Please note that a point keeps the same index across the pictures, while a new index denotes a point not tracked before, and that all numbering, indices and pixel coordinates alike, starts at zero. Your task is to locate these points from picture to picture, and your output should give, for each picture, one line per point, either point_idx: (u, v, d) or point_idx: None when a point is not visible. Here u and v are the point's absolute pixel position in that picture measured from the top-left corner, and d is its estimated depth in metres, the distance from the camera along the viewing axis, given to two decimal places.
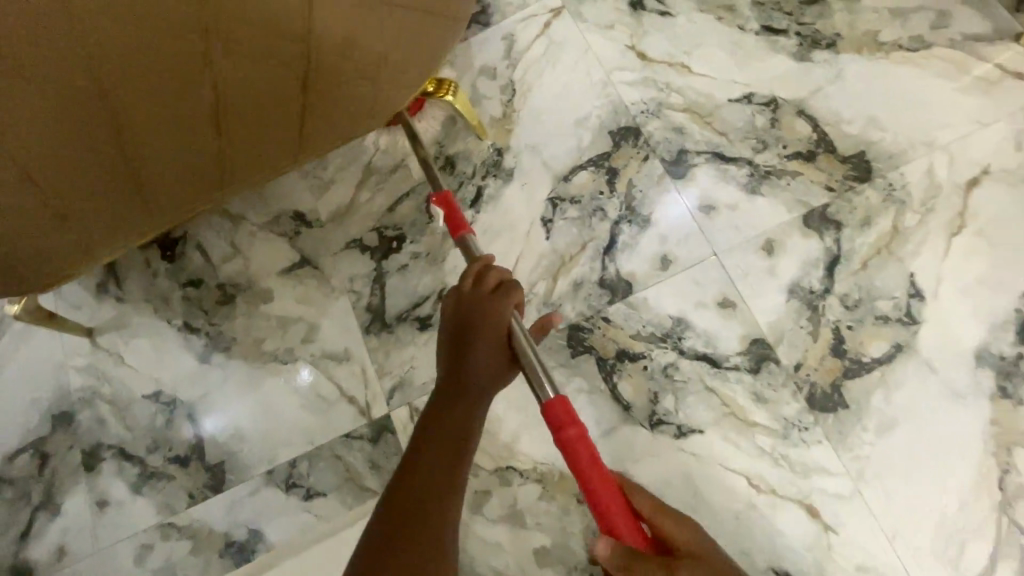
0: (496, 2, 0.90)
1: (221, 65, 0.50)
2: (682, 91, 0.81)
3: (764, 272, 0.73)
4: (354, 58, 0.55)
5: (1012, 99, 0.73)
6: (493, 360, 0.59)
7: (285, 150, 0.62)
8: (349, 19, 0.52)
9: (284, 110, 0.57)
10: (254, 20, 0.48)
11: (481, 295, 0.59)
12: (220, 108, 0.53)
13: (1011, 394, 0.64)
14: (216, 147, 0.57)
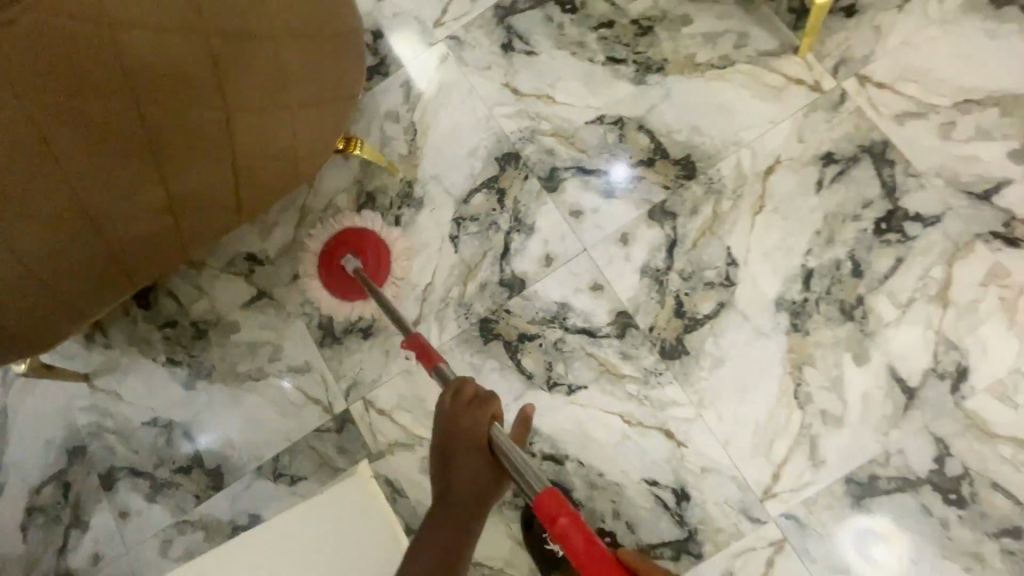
0: (392, 57, 1.07)
1: (170, 169, 0.65)
2: (549, 118, 1.00)
3: (622, 259, 0.94)
4: (271, 141, 0.74)
5: (796, 99, 0.93)
6: (477, 475, 0.64)
7: (222, 215, 0.79)
8: (263, 117, 0.70)
9: (222, 188, 0.74)
10: (192, 134, 0.64)
11: (462, 411, 0.64)
12: (171, 197, 0.69)
13: (801, 328, 0.87)
14: (170, 224, 0.73)
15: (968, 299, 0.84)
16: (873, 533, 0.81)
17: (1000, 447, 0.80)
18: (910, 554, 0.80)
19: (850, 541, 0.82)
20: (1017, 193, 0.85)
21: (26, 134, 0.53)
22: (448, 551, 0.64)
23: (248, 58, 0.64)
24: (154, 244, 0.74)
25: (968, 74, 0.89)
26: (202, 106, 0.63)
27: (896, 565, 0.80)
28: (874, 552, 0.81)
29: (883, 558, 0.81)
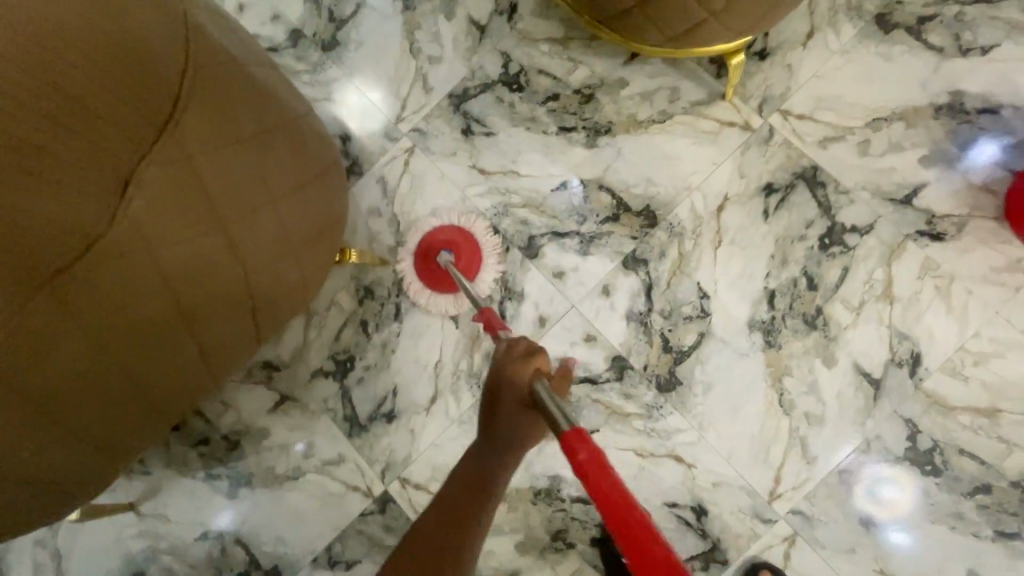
0: (363, 157, 1.16)
1: (200, 328, 0.71)
2: (517, 191, 1.10)
3: (608, 308, 1.04)
4: (284, 277, 0.79)
5: (731, 140, 1.05)
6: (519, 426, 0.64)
7: (246, 350, 0.83)
8: (275, 261, 0.76)
9: (245, 328, 0.79)
10: (217, 295, 0.70)
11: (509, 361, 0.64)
12: (201, 353, 0.74)
13: (775, 343, 0.98)
14: (204, 371, 0.77)
15: (909, 294, 0.96)
16: (881, 476, 0.93)
17: (959, 417, 0.92)
18: (914, 495, 0.92)
19: (862, 486, 0.93)
20: (932, 195, 0.98)
21: (82, 334, 0.59)
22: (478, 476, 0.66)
23: (254, 224, 0.71)
24: (187, 393, 0.78)
25: (872, 95, 1.02)
26: (222, 269, 0.68)
27: (903, 500, 0.92)
28: (885, 494, 0.92)
29: (894, 498, 0.92)
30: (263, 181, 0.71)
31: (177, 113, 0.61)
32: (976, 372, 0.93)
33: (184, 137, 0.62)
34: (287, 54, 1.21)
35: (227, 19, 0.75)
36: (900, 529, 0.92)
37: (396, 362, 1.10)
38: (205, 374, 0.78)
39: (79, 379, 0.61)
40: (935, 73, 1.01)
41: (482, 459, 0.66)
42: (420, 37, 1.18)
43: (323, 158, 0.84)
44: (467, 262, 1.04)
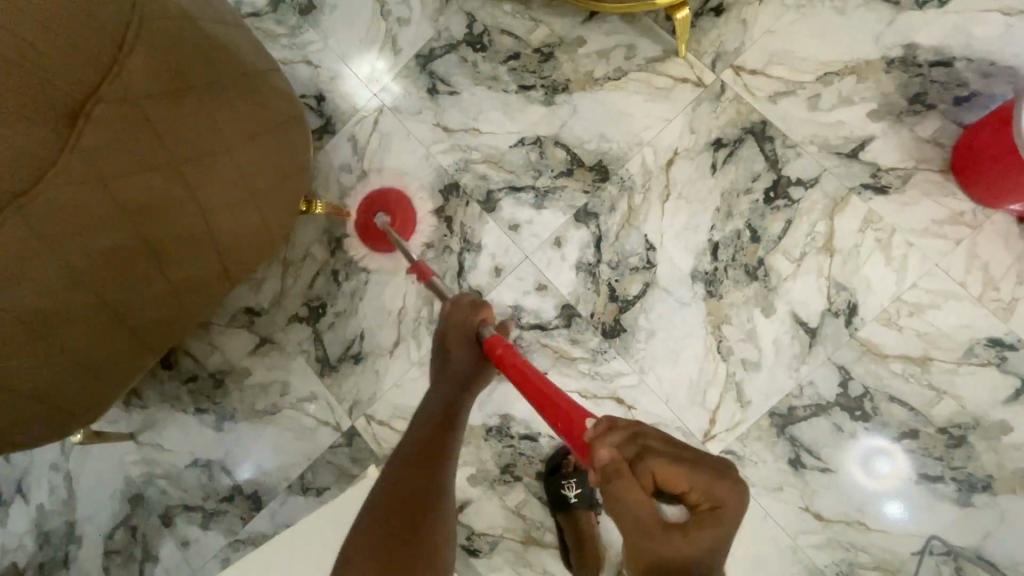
0: (336, 117, 1.23)
1: (165, 262, 0.79)
2: (478, 148, 1.15)
3: (559, 259, 1.09)
4: (244, 219, 0.88)
5: (683, 97, 1.07)
6: (466, 363, 0.80)
7: (220, 290, 0.92)
8: (232, 204, 0.84)
9: (213, 268, 0.87)
10: (175, 231, 0.78)
11: (461, 311, 0.81)
12: (171, 286, 0.83)
13: (715, 293, 1.02)
14: (178, 305, 0.86)
15: (850, 245, 0.98)
16: (876, 450, 0.95)
17: (892, 365, 0.95)
18: (906, 463, 0.94)
19: (857, 463, 0.95)
20: (878, 148, 0.99)
21: (51, 255, 0.69)
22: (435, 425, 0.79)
23: (205, 165, 0.78)
24: (166, 326, 0.88)
25: (826, 49, 1.02)
26: (178, 205, 0.77)
27: (898, 473, 0.94)
28: (879, 466, 0.94)
29: (888, 471, 0.94)
30: (212, 125, 0.78)
31: (120, 59, 0.69)
32: (911, 321, 0.95)
33: (130, 81, 0.70)
34: (267, 19, 1.28)
35: None
36: (899, 502, 0.93)
37: (364, 308, 1.18)
38: (179, 308, 0.87)
39: (53, 297, 0.71)
40: (891, 26, 1.01)
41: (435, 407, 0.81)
42: (391, 0, 1.23)
43: (282, 109, 0.91)
44: (403, 224, 1.12)
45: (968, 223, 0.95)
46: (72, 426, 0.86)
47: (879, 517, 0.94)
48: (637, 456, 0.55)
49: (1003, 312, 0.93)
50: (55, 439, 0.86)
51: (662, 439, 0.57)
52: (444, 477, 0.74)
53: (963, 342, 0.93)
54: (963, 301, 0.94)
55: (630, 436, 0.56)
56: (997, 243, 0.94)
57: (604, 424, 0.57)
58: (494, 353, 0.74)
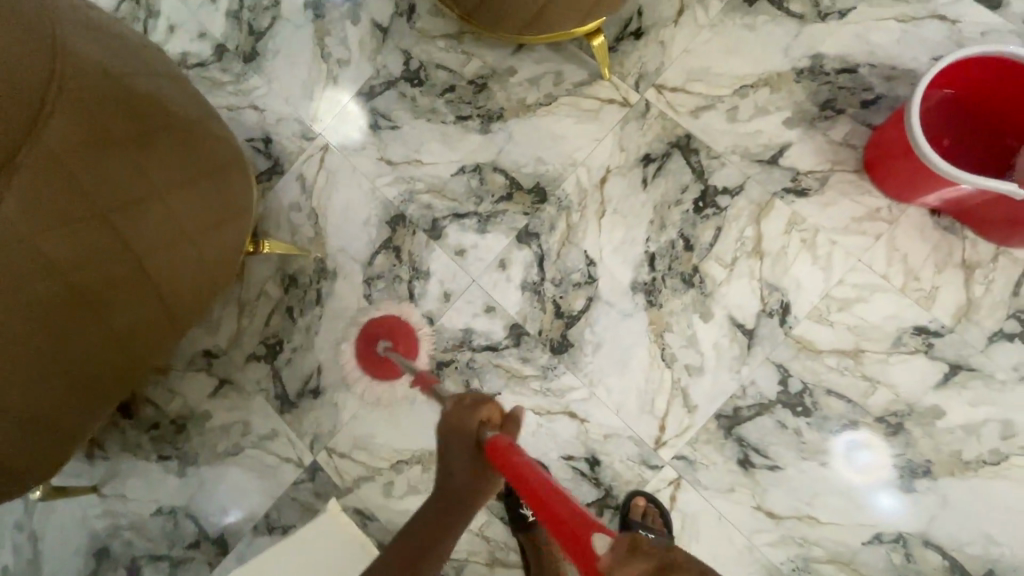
0: (283, 158, 1.27)
1: (107, 312, 0.82)
2: (421, 178, 1.19)
3: (504, 280, 1.12)
4: (186, 264, 0.91)
5: (611, 117, 1.12)
6: (465, 482, 0.68)
7: (169, 333, 0.95)
8: (173, 251, 0.88)
9: (158, 314, 0.90)
10: (113, 281, 0.81)
11: (466, 422, 0.66)
12: (112, 335, 0.84)
13: (656, 303, 1.05)
14: (125, 353, 0.88)
15: (777, 248, 1.02)
16: (857, 442, 0.96)
17: (827, 359, 0.98)
18: (889, 454, 0.95)
19: (841, 450, 0.97)
20: (796, 154, 1.04)
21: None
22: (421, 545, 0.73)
23: (137, 216, 0.81)
24: (115, 374, 0.89)
25: (739, 64, 1.08)
26: (115, 256, 0.80)
27: (880, 464, 0.95)
28: (862, 459, 0.96)
29: (871, 462, 0.96)
30: (142, 177, 0.82)
31: (41, 120, 0.71)
32: (841, 316, 0.99)
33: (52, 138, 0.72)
34: (213, 68, 1.34)
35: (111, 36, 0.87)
36: (889, 492, 0.95)
37: (319, 343, 1.19)
38: (127, 355, 0.89)
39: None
40: (798, 38, 1.07)
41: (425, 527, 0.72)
42: (330, 43, 1.28)
43: (218, 155, 0.95)
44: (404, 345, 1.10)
45: (885, 218, 1.00)
46: (26, 482, 0.87)
47: (834, 510, 0.96)
48: None
49: (926, 301, 0.96)
50: (13, 496, 0.87)
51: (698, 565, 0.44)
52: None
53: (890, 332, 0.97)
54: (888, 293, 0.98)
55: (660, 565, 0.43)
56: (914, 235, 0.98)
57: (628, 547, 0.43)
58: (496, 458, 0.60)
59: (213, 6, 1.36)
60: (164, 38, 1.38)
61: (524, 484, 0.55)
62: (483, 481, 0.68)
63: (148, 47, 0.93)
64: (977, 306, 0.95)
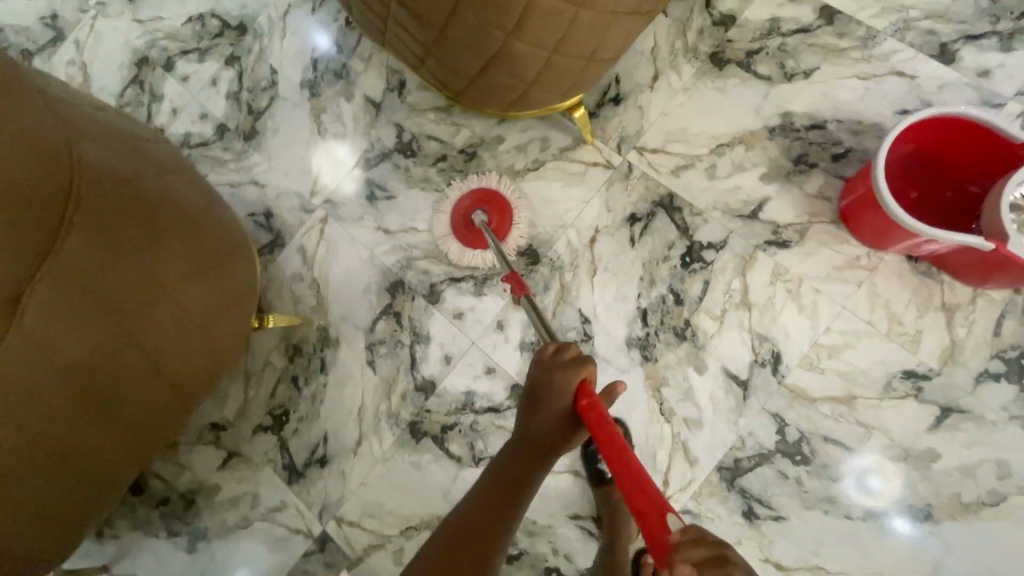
0: (284, 230, 1.32)
1: (123, 404, 0.87)
2: (418, 245, 1.23)
3: (502, 341, 1.16)
4: (198, 348, 0.98)
5: (596, 179, 1.17)
6: (550, 428, 0.82)
7: (178, 412, 1.00)
8: (185, 339, 0.94)
9: (171, 397, 0.96)
10: (131, 376, 0.86)
11: (555, 365, 0.82)
12: (127, 423, 0.89)
13: (651, 358, 1.08)
14: (138, 436, 0.93)
15: (764, 298, 1.06)
16: (868, 468, 0.98)
17: (821, 407, 1.01)
18: (899, 481, 0.97)
19: (851, 476, 0.98)
20: (775, 207, 1.09)
21: (14, 426, 0.73)
22: (507, 472, 0.84)
23: (152, 313, 0.87)
24: (130, 456, 0.94)
25: (715, 125, 1.14)
26: (133, 354, 0.85)
27: (891, 490, 0.97)
28: (874, 485, 0.97)
29: (881, 488, 0.97)
30: (155, 277, 0.87)
31: (59, 237, 0.74)
32: (831, 363, 1.01)
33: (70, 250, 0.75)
34: (215, 147, 1.40)
35: (108, 138, 0.90)
36: (900, 517, 0.96)
37: (325, 411, 1.21)
38: (140, 438, 0.94)
39: (17, 462, 0.75)
40: (767, 98, 1.13)
41: (513, 457, 0.85)
42: (325, 119, 1.35)
43: (221, 242, 1.01)
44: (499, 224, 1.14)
45: (864, 266, 1.03)
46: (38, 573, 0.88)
47: (841, 558, 0.96)
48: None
49: (911, 344, 1.00)
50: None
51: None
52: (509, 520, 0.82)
53: (880, 377, 1.00)
54: (874, 338, 1.01)
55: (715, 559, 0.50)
56: (894, 281, 1.02)
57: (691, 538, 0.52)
58: (582, 401, 0.77)
59: (213, 88, 1.44)
60: (167, 120, 1.45)
61: (607, 441, 0.68)
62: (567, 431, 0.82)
63: (142, 143, 0.99)
64: (961, 347, 0.98)
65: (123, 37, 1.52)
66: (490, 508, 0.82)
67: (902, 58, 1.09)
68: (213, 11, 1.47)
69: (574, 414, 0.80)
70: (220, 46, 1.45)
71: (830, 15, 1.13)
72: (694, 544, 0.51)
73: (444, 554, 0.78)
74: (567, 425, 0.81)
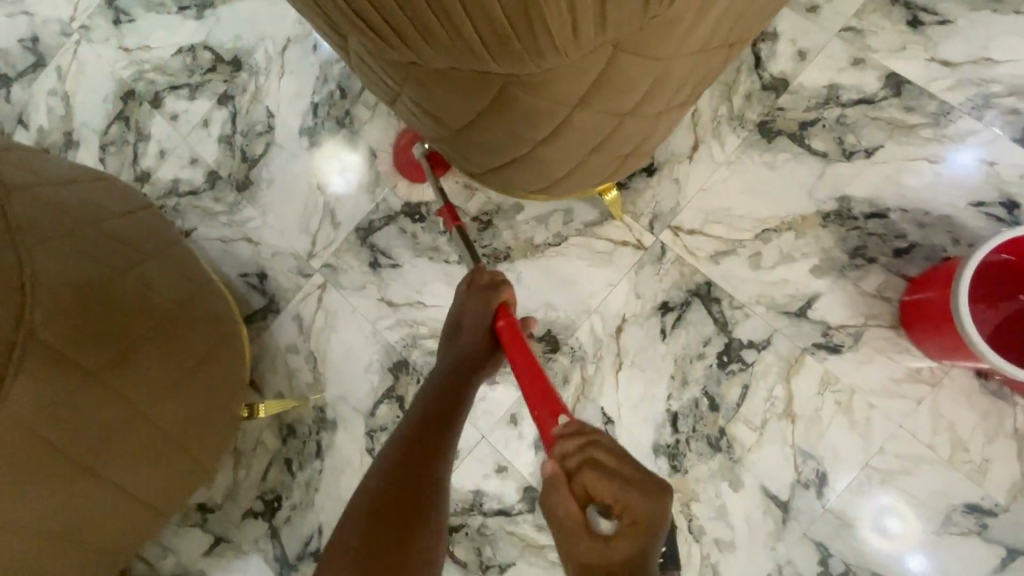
0: (280, 295, 1.20)
1: (85, 532, 0.78)
2: (425, 321, 1.13)
3: (515, 438, 1.05)
4: (179, 458, 0.88)
5: (625, 261, 1.05)
6: (477, 343, 0.85)
7: (155, 522, 0.91)
8: (165, 453, 0.85)
9: (146, 511, 0.87)
10: (97, 505, 0.77)
11: (478, 291, 0.86)
12: (93, 548, 0.81)
13: (680, 468, 0.98)
14: (107, 554, 0.85)
15: (810, 409, 0.95)
16: (887, 508, 0.91)
17: (869, 538, 0.91)
18: (919, 524, 0.90)
19: (870, 519, 0.91)
20: (826, 305, 0.97)
21: None
22: (435, 416, 0.80)
23: (124, 438, 0.77)
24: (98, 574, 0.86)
25: (760, 206, 1.02)
26: (99, 484, 0.76)
27: (911, 532, 0.90)
28: (891, 527, 0.90)
29: (900, 530, 0.90)
30: (129, 399, 0.76)
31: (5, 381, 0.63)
32: (883, 490, 0.91)
33: (20, 403, 0.64)
34: (206, 197, 1.28)
35: (72, 230, 0.78)
36: (916, 555, 0.89)
37: (320, 500, 1.12)
38: (109, 554, 0.86)
39: None
40: (822, 178, 1.00)
41: (442, 394, 0.82)
42: (326, 172, 1.23)
43: (202, 338, 0.91)
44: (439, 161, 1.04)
45: (927, 380, 0.92)
46: None
47: None
48: (578, 468, 0.65)
49: (977, 475, 0.89)
50: None
51: (611, 453, 0.66)
52: (442, 472, 0.75)
53: (940, 509, 0.89)
54: (935, 464, 0.90)
55: (585, 451, 0.65)
56: (960, 400, 0.91)
57: (569, 431, 0.67)
58: (499, 321, 0.83)
59: (205, 129, 1.31)
60: (154, 161, 1.32)
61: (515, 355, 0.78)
62: (490, 351, 0.85)
63: (114, 225, 0.87)
64: None
65: (107, 65, 1.37)
66: (419, 447, 0.76)
67: (980, 140, 0.96)
68: (205, 42, 1.33)
69: (491, 333, 0.84)
70: (212, 82, 1.32)
71: (898, 85, 1.00)
72: (572, 436, 0.66)
73: (379, 499, 0.70)
74: (494, 343, 0.84)
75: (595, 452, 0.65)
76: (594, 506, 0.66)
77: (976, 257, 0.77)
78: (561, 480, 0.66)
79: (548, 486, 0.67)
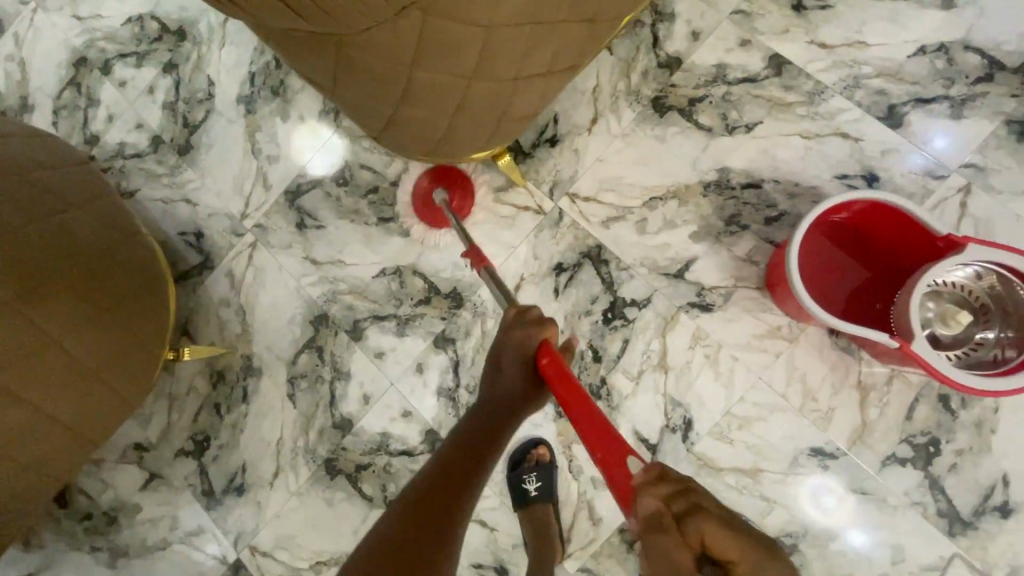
0: (214, 252, 1.29)
1: (18, 455, 0.87)
2: (344, 278, 1.21)
3: (420, 386, 1.16)
4: (104, 390, 0.97)
5: (526, 225, 1.13)
6: (518, 381, 0.81)
7: (88, 451, 1.01)
8: (87, 384, 0.94)
9: (76, 439, 0.96)
10: (24, 429, 0.86)
11: (525, 325, 0.81)
12: (29, 470, 0.90)
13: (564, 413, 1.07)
14: (45, 479, 0.95)
15: (682, 362, 1.04)
16: (825, 488, 0.97)
17: (725, 477, 1.00)
18: (850, 502, 0.96)
19: (807, 497, 0.97)
20: (701, 268, 1.05)
21: None
22: (484, 434, 0.79)
23: (41, 366, 0.85)
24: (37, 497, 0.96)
25: (649, 176, 1.10)
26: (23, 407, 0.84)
27: (844, 509, 0.96)
28: (827, 505, 0.97)
29: (834, 508, 0.96)
30: (44, 330, 0.85)
31: None
32: (741, 434, 1.00)
33: None
34: (150, 160, 1.36)
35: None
36: (851, 531, 0.96)
37: (244, 441, 1.21)
38: (47, 481, 0.95)
39: None
40: (705, 151, 1.08)
41: (478, 425, 0.80)
42: (260, 139, 1.30)
43: (124, 282, 1.00)
44: (460, 201, 1.11)
45: (785, 336, 1.01)
46: None
47: None
48: (687, 512, 0.51)
49: (823, 422, 0.98)
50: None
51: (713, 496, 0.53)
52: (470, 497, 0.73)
53: (788, 453, 0.99)
54: (786, 412, 0.99)
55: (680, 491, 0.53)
56: (812, 355, 1.00)
57: (655, 474, 0.56)
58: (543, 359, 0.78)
59: (150, 96, 1.38)
60: (102, 126, 1.40)
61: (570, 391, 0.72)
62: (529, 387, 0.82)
63: (42, 177, 0.95)
64: (871, 429, 0.97)
65: (61, 33, 1.44)
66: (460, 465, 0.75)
67: (848, 118, 1.04)
68: (152, 13, 1.40)
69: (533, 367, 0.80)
70: (158, 52, 1.39)
71: (779, 65, 1.07)
72: (656, 481, 0.55)
73: (409, 513, 0.68)
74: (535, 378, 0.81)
75: (699, 497, 0.53)
76: (707, 558, 0.49)
77: (805, 216, 0.85)
78: (671, 523, 0.51)
79: (648, 534, 0.51)
